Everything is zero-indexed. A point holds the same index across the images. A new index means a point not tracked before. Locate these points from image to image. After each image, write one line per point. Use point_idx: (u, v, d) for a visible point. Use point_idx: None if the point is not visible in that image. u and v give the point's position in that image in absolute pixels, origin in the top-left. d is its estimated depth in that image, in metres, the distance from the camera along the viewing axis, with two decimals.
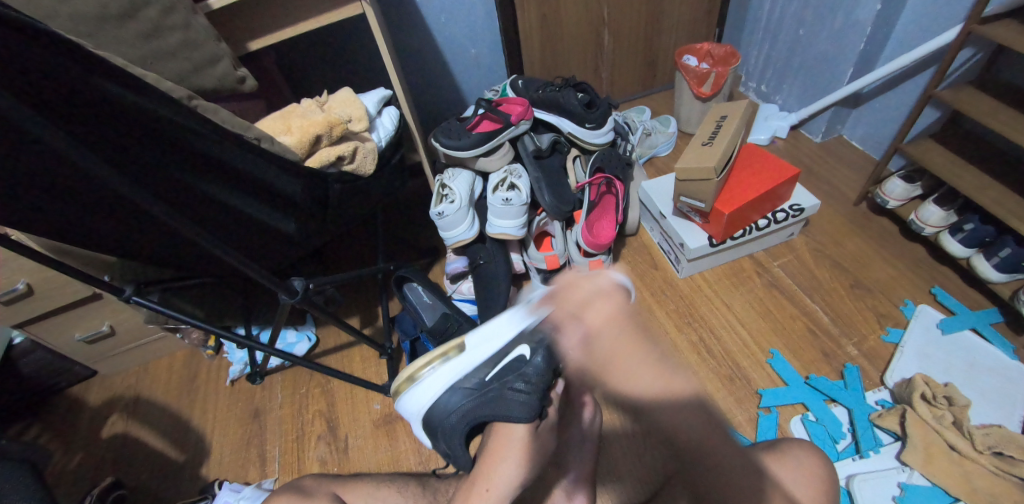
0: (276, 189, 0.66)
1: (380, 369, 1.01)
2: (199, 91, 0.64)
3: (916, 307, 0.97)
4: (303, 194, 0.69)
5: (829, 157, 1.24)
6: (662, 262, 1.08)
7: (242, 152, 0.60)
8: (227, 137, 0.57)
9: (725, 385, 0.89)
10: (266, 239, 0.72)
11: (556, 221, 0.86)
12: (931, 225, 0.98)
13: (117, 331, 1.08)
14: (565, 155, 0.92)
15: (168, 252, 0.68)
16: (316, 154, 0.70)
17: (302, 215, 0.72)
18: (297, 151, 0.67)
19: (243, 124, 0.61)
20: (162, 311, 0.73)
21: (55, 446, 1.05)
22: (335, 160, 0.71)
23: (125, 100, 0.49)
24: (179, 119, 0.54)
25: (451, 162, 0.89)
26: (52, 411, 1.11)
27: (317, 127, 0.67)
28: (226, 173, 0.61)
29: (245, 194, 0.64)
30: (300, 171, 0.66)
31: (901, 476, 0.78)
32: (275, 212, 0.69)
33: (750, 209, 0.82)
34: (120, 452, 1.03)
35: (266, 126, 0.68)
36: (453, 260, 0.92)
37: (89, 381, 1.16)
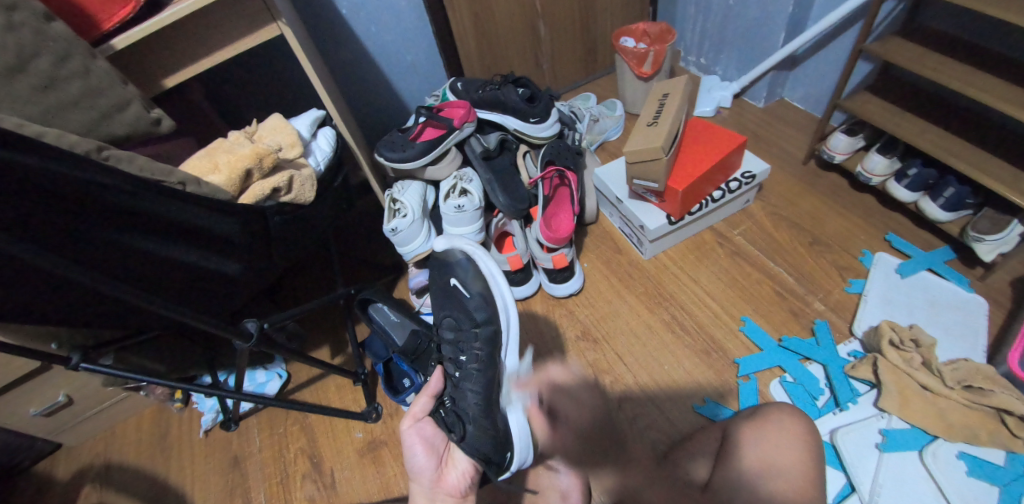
0: (212, 232, 0.62)
1: (357, 396, 0.98)
2: (110, 139, 0.60)
3: (874, 255, 1.00)
4: (241, 232, 0.65)
5: (773, 120, 1.26)
6: (625, 245, 1.06)
7: (165, 198, 0.56)
8: (144, 185, 0.54)
9: (702, 359, 0.89)
10: (210, 287, 0.67)
11: (514, 221, 0.81)
12: (877, 175, 1.01)
13: (76, 399, 1.00)
14: (514, 153, 0.88)
15: (102, 313, 0.62)
16: (249, 191, 0.66)
17: (243, 254, 0.68)
18: (228, 190, 0.63)
19: (162, 168, 0.56)
20: (115, 373, 0.70)
21: None
22: (271, 194, 0.67)
23: (26, 166, 0.44)
24: (81, 175, 0.49)
25: (400, 176, 0.86)
26: (18, 495, 1.03)
27: (244, 161, 0.63)
28: (156, 224, 0.57)
29: (175, 240, 0.60)
30: (232, 211, 0.62)
31: (881, 422, 0.82)
32: (214, 255, 0.64)
33: (704, 182, 0.82)
34: None
35: (190, 165, 0.63)
36: (415, 274, 0.87)
37: (55, 455, 1.08)
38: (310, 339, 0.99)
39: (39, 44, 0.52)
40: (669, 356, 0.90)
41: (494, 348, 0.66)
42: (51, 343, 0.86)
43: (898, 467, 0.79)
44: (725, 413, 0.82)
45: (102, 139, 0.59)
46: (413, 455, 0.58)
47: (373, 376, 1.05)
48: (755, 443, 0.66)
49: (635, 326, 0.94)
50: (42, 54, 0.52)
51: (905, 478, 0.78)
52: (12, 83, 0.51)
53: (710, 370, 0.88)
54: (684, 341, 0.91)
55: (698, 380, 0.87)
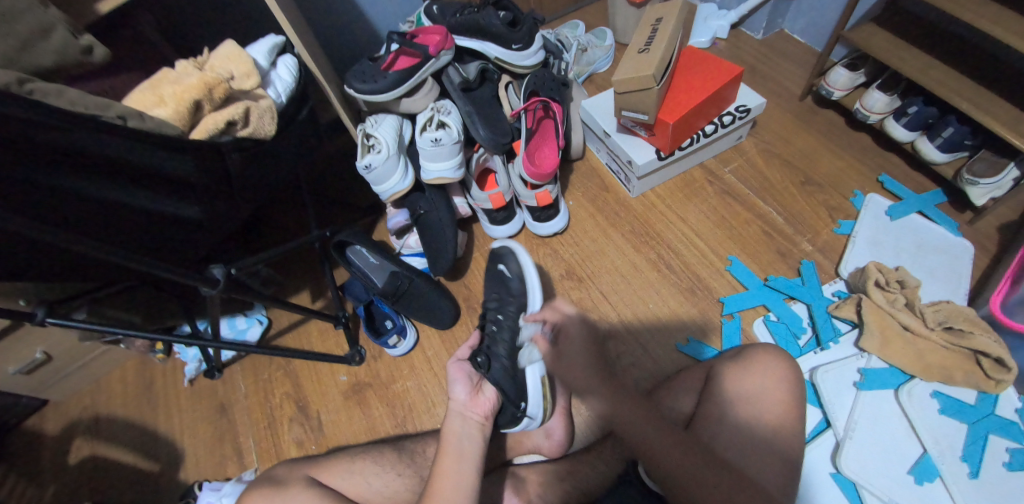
0: (162, 172, 0.57)
1: (340, 339, 0.97)
2: (38, 71, 0.53)
3: (865, 197, 0.97)
4: (197, 172, 0.60)
5: (770, 53, 1.19)
6: (612, 182, 1.01)
7: (102, 135, 0.50)
8: (78, 121, 0.47)
9: (687, 297, 0.88)
10: (167, 230, 0.63)
11: (495, 156, 0.77)
12: (875, 113, 0.98)
13: (55, 356, 0.97)
14: (495, 84, 0.82)
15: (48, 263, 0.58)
16: (199, 125, 0.60)
17: (202, 197, 0.64)
18: (176, 124, 0.58)
19: (98, 102, 0.51)
20: (85, 328, 0.66)
21: (20, 484, 0.97)
22: (225, 128, 0.61)
23: None
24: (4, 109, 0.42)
25: (373, 109, 0.80)
26: (6, 449, 1.02)
27: (192, 91, 0.57)
28: (98, 165, 0.52)
29: (121, 183, 0.55)
30: (183, 148, 0.57)
31: (860, 362, 0.83)
32: (168, 198, 0.60)
33: (696, 116, 0.78)
34: (92, 474, 0.97)
35: (133, 100, 0.57)
36: (394, 214, 0.84)
37: (41, 410, 1.07)
38: (290, 283, 0.97)
39: None
40: (655, 295, 0.89)
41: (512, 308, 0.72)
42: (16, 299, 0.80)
43: (873, 404, 0.80)
44: (708, 352, 0.82)
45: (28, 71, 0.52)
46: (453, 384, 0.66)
47: (355, 320, 1.04)
48: (739, 383, 0.66)
49: (621, 266, 0.92)
50: None
51: (879, 415, 0.80)
52: None
53: (695, 309, 0.87)
54: (670, 281, 0.90)
55: (682, 319, 0.87)
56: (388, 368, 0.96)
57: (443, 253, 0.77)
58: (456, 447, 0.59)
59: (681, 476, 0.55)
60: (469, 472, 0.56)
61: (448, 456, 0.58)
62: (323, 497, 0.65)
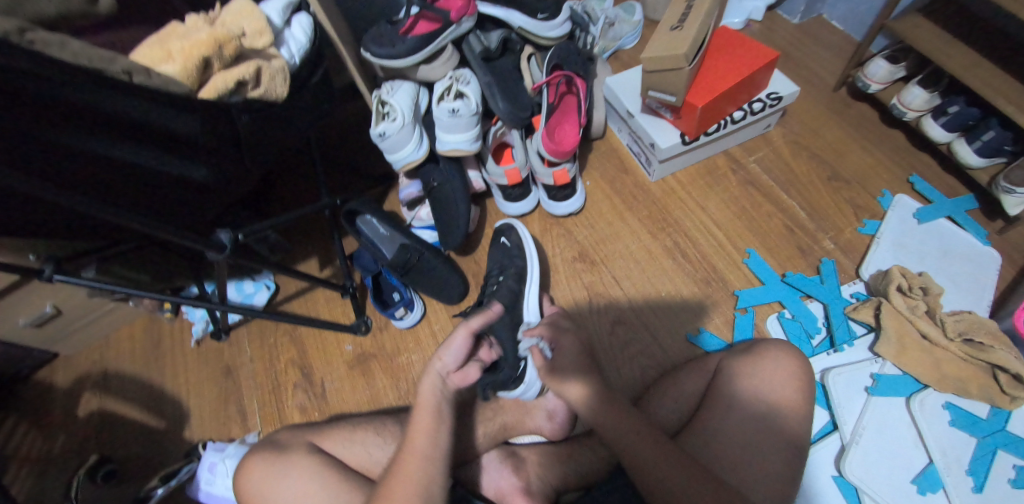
0: (170, 131, 0.55)
1: (346, 308, 0.96)
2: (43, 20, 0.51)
3: (893, 197, 0.94)
4: (205, 133, 0.58)
5: (806, 39, 1.14)
6: (632, 164, 0.98)
7: (106, 90, 0.48)
8: (84, 75, 0.46)
9: (701, 288, 0.86)
10: (172, 190, 0.62)
11: (514, 131, 0.75)
12: (913, 110, 0.93)
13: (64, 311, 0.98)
14: (517, 55, 0.77)
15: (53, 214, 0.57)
16: (209, 83, 0.56)
17: (209, 158, 0.62)
18: (185, 83, 0.54)
19: (103, 55, 0.48)
20: (93, 285, 0.67)
21: (32, 433, 1.00)
22: (236, 87, 0.57)
23: None
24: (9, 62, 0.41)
25: (390, 75, 0.77)
26: (20, 399, 1.04)
27: (202, 48, 0.53)
28: (104, 122, 0.50)
29: (126, 141, 0.53)
30: (190, 107, 0.54)
31: (874, 367, 0.81)
32: (175, 158, 0.59)
33: (725, 100, 0.74)
34: (101, 428, 0.99)
35: (141, 55, 0.54)
36: (406, 185, 0.83)
37: (53, 363, 1.08)
38: (298, 249, 0.97)
39: None
40: (668, 283, 0.87)
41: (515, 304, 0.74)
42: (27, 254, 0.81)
43: (882, 411, 0.78)
44: (718, 345, 0.80)
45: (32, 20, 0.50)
46: (451, 351, 0.60)
47: (362, 290, 1.03)
48: (747, 379, 0.64)
49: (635, 251, 0.90)
50: None
51: (887, 422, 0.78)
52: None
53: (708, 301, 0.85)
54: (684, 270, 0.88)
55: (694, 309, 0.85)
56: (393, 340, 0.95)
57: (455, 228, 0.76)
58: (434, 404, 0.58)
59: (665, 486, 0.53)
60: (445, 436, 0.56)
61: (422, 419, 0.57)
62: (326, 467, 0.65)
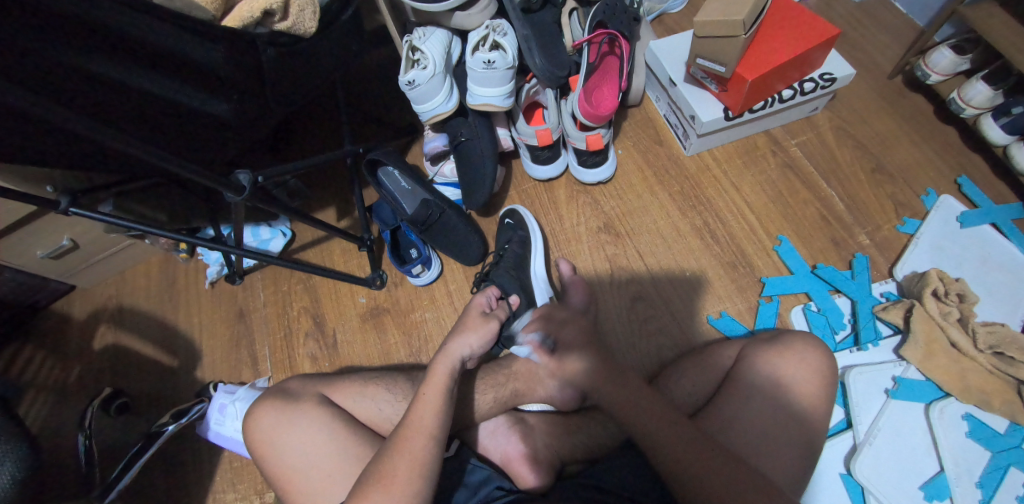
0: (187, 58, 0.53)
1: (362, 262, 0.95)
2: None
3: (938, 196, 0.89)
4: (225, 65, 0.56)
5: (865, 19, 1.06)
6: (667, 137, 0.94)
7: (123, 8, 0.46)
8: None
9: (727, 272, 0.83)
10: (195, 130, 0.60)
11: (548, 90, 0.71)
12: (972, 107, 0.87)
13: (82, 244, 0.98)
14: (559, 9, 0.73)
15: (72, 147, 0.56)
16: (235, 11, 0.57)
17: (231, 93, 0.59)
18: (209, 8, 0.55)
19: None
20: (111, 221, 0.66)
21: (50, 361, 1.02)
22: (262, 17, 0.58)
23: None
24: None
25: (422, 20, 0.73)
26: (38, 327, 1.06)
27: None
28: (123, 44, 0.48)
29: (144, 67, 0.51)
30: (213, 35, 0.53)
31: (896, 369, 0.78)
32: (195, 90, 0.56)
33: (776, 76, 0.70)
34: (116, 361, 1.01)
35: None
36: (432, 138, 0.81)
37: (70, 295, 1.10)
38: (317, 198, 0.95)
39: None
40: (693, 264, 0.84)
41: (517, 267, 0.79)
42: (46, 185, 0.81)
43: (900, 414, 0.76)
44: (738, 331, 0.78)
45: None
46: (481, 334, 0.62)
47: (379, 244, 1.02)
48: (769, 366, 0.62)
49: (662, 227, 0.87)
50: None
51: (904, 426, 0.75)
52: None
53: (732, 286, 0.82)
54: (711, 251, 0.85)
55: (717, 293, 0.82)
56: (407, 296, 0.95)
57: (480, 187, 0.74)
58: (444, 387, 0.57)
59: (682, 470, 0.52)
60: (449, 417, 0.56)
61: (430, 398, 0.56)
62: (334, 419, 0.66)
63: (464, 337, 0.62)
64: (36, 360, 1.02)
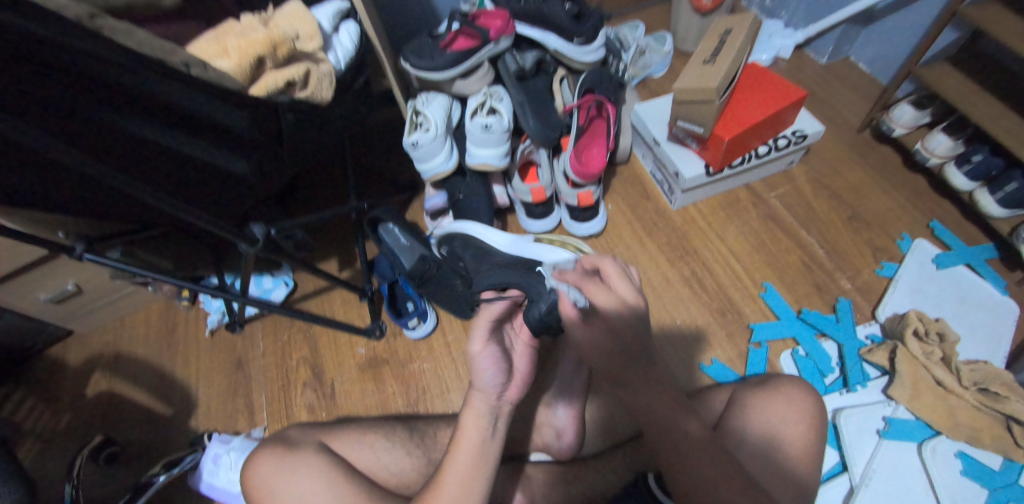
0: (217, 123, 0.57)
1: (362, 312, 0.98)
2: (107, 9, 0.53)
3: (913, 241, 0.94)
4: (251, 129, 0.60)
5: (833, 80, 1.15)
6: (654, 192, 1.00)
7: (166, 81, 0.49)
8: (148, 67, 0.47)
9: (716, 320, 0.86)
10: (210, 179, 0.64)
11: (541, 150, 0.76)
12: (936, 156, 0.94)
13: (85, 289, 1.01)
14: (550, 76, 0.80)
15: (96, 196, 0.58)
16: (261, 80, 0.58)
17: (250, 152, 0.64)
18: (238, 79, 0.55)
19: (164, 46, 0.48)
20: (121, 268, 0.67)
21: (40, 408, 1.01)
22: (285, 88, 0.59)
23: (14, 26, 0.38)
24: (82, 46, 0.42)
25: (425, 87, 0.79)
26: (31, 373, 1.06)
27: (257, 46, 0.55)
28: (165, 111, 0.52)
29: (178, 129, 0.55)
30: (243, 103, 0.56)
31: (886, 410, 0.80)
32: (219, 150, 0.61)
33: (752, 135, 0.76)
34: (108, 409, 1.00)
35: (198, 48, 0.55)
36: (431, 196, 0.84)
37: (66, 340, 1.10)
38: (320, 249, 0.99)
39: None
40: (683, 313, 0.87)
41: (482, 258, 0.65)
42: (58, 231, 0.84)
43: (894, 454, 0.77)
44: (731, 378, 0.80)
45: (98, 8, 0.52)
46: (486, 371, 0.52)
47: (378, 294, 1.05)
48: (760, 410, 0.64)
49: (652, 277, 0.91)
50: None
51: (898, 466, 0.76)
52: None
53: (722, 333, 0.85)
54: (701, 300, 0.88)
55: (708, 340, 0.85)
56: (406, 346, 0.97)
57: None
58: (478, 432, 0.52)
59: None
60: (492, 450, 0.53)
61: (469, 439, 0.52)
62: (332, 468, 0.66)
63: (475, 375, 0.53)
64: (25, 407, 1.01)
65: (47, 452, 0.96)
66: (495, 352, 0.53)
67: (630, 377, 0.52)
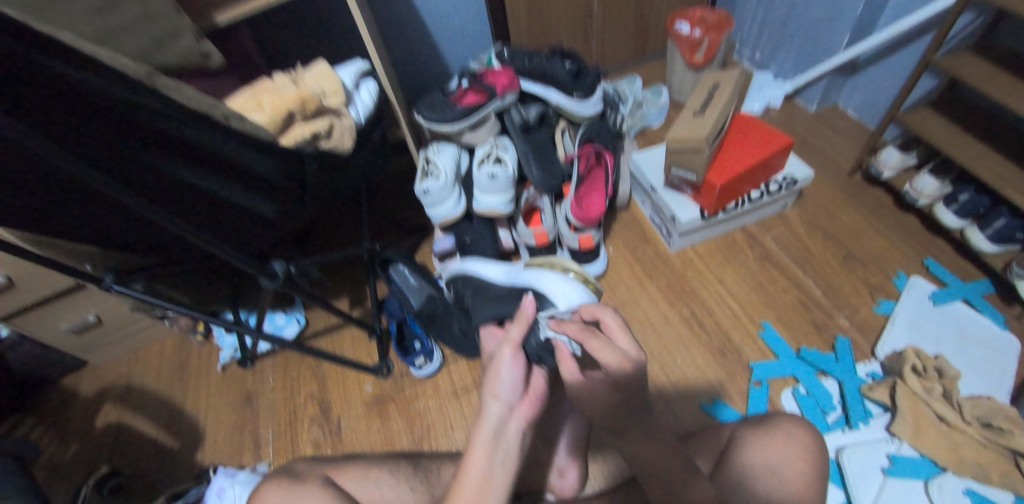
0: (249, 170, 0.61)
1: (370, 350, 1.00)
2: (161, 67, 0.61)
3: (908, 279, 0.96)
4: (278, 174, 0.65)
5: (823, 127, 1.21)
6: (653, 236, 1.06)
7: (209, 130, 0.55)
8: (195, 118, 0.52)
9: (716, 359, 0.89)
10: (242, 222, 0.67)
11: (545, 196, 0.81)
12: (925, 196, 0.97)
13: (105, 320, 1.05)
14: (552, 128, 0.87)
15: (130, 234, 0.61)
16: (290, 132, 0.65)
17: (278, 196, 0.68)
18: (271, 130, 0.63)
19: (208, 101, 0.54)
20: (146, 299, 0.68)
21: (49, 438, 1.03)
22: (311, 138, 0.66)
23: (87, 84, 0.43)
24: (142, 102, 0.48)
25: (436, 137, 0.85)
26: (44, 403, 1.08)
27: (289, 103, 0.63)
28: (208, 159, 0.57)
29: (219, 176, 0.60)
30: (272, 151, 0.62)
31: (890, 447, 0.80)
32: (251, 193, 0.64)
33: (743, 180, 0.80)
34: (115, 441, 1.02)
35: (237, 103, 0.63)
36: (441, 238, 0.88)
37: (80, 371, 1.13)
38: (333, 289, 1.03)
39: None
40: (683, 352, 0.90)
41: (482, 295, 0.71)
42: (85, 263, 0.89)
43: (901, 493, 0.77)
44: (732, 416, 0.82)
45: (154, 66, 0.60)
46: (503, 380, 0.50)
47: (387, 334, 1.08)
48: (759, 448, 0.65)
49: (652, 317, 0.94)
50: None
51: None
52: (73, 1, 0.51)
53: (722, 371, 0.87)
54: (700, 339, 0.91)
55: (708, 378, 0.87)
56: (413, 385, 0.99)
57: None
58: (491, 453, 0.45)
59: None
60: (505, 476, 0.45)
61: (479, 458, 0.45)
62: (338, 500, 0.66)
63: (489, 388, 0.50)
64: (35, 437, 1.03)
65: (51, 484, 0.96)
66: (517, 358, 0.52)
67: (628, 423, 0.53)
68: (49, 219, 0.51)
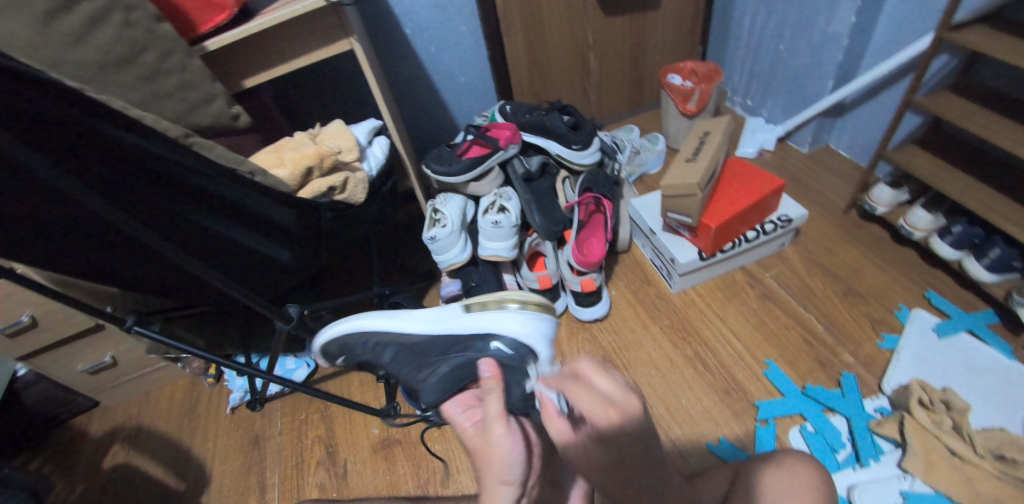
0: (269, 219, 0.66)
1: (377, 393, 1.02)
2: (195, 128, 0.66)
3: (911, 312, 0.97)
4: (295, 223, 0.69)
5: (816, 167, 1.25)
6: (654, 277, 1.09)
7: (232, 183, 0.60)
8: (218, 170, 0.58)
9: (720, 398, 0.89)
10: (262, 271, 0.70)
11: (547, 242, 0.85)
12: (919, 229, 0.99)
13: (120, 362, 1.07)
14: (554, 177, 0.91)
15: (164, 285, 0.65)
16: (308, 186, 0.72)
17: (295, 244, 0.71)
18: (290, 183, 0.69)
19: (235, 158, 0.62)
20: (164, 341, 0.69)
21: (57, 479, 1.04)
22: (327, 191, 0.73)
23: (123, 139, 0.49)
24: (174, 158, 0.54)
25: (444, 188, 0.90)
26: (54, 443, 1.10)
27: (308, 159, 0.69)
28: (231, 209, 0.62)
29: (241, 225, 0.64)
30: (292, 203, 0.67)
31: (903, 484, 0.78)
32: (270, 242, 0.68)
33: (738, 221, 0.83)
34: (121, 483, 1.02)
35: (259, 159, 0.70)
36: (448, 284, 0.89)
37: (92, 412, 1.15)
38: None
39: (148, 41, 0.58)
40: (687, 391, 0.91)
41: (422, 353, 0.67)
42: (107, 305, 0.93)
43: None
44: (740, 456, 0.81)
45: (189, 127, 0.65)
46: (508, 460, 0.46)
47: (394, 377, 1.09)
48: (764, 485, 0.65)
49: (655, 358, 0.96)
50: (149, 49, 0.59)
51: None
52: (121, 73, 0.57)
53: (728, 410, 0.88)
54: (703, 378, 0.92)
55: (713, 417, 0.87)
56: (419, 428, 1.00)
57: None
58: None
59: None
60: None
61: None
62: None
63: (494, 473, 0.47)
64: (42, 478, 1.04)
65: None
66: (512, 432, 0.48)
67: (638, 475, 0.42)
68: (87, 266, 0.56)
